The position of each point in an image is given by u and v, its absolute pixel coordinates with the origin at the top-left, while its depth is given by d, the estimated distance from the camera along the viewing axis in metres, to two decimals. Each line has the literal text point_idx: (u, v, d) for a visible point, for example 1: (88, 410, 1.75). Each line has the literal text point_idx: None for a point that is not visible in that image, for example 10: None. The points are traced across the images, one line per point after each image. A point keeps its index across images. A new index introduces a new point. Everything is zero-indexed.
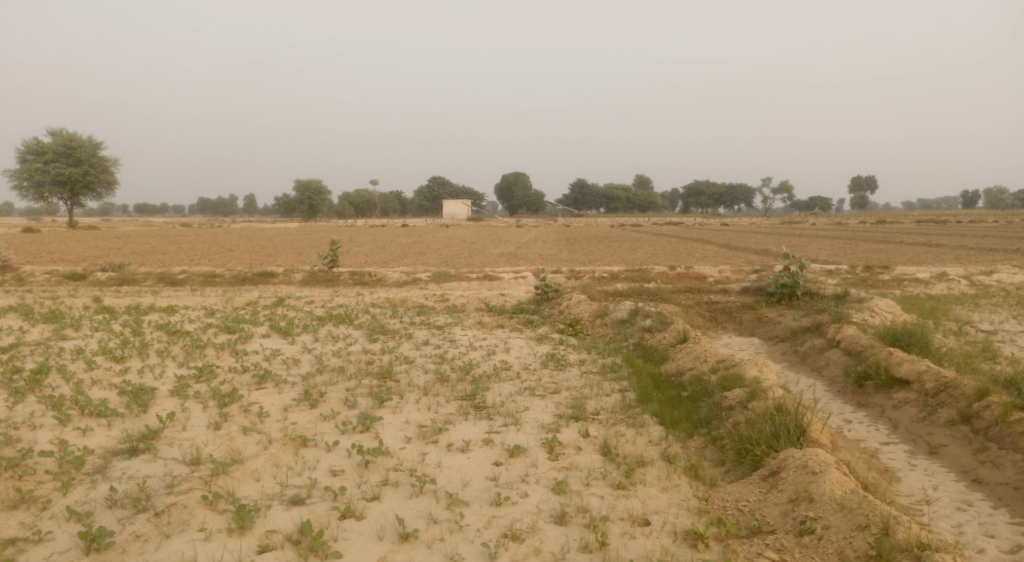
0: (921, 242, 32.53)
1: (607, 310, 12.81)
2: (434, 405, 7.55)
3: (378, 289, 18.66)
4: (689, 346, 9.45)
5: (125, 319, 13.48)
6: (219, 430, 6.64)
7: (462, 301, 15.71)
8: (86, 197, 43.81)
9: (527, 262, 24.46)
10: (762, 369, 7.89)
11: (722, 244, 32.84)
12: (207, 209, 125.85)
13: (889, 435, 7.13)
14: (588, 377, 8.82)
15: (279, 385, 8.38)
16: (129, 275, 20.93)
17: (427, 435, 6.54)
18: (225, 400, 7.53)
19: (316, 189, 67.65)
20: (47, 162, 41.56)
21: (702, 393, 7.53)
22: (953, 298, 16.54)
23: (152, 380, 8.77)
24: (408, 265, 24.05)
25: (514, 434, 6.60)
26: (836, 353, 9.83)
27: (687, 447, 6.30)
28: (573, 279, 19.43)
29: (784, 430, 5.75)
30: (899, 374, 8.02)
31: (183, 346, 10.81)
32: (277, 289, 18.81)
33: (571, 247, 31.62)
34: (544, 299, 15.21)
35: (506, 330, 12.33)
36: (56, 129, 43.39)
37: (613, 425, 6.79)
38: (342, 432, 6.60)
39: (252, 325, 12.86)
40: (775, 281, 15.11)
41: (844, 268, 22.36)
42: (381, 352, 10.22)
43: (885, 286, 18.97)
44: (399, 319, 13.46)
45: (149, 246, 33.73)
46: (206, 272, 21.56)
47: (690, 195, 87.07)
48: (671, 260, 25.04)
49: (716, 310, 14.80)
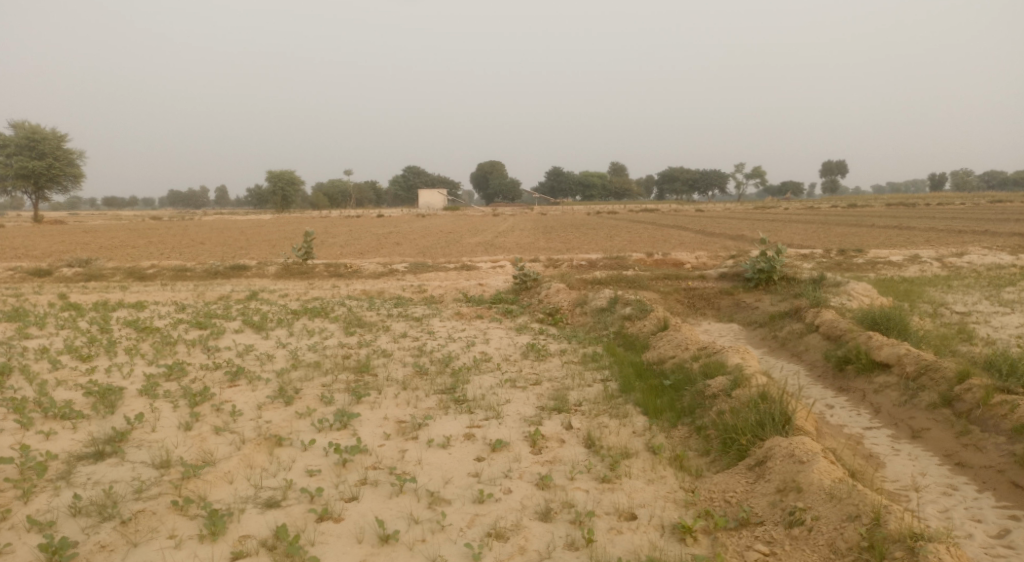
0: (892, 225, 32.86)
1: (586, 299, 12.72)
2: (413, 399, 7.39)
3: (353, 281, 18.39)
4: (669, 334, 9.37)
5: (93, 316, 13.14)
6: (190, 431, 6.43)
7: (439, 292, 15.54)
8: (52, 190, 42.87)
9: (504, 251, 24.30)
10: (744, 355, 7.82)
11: (698, 230, 32.93)
12: (178, 201, 124.06)
13: (872, 420, 7.10)
14: (569, 367, 8.70)
15: (252, 382, 8.16)
16: (97, 271, 20.44)
17: (406, 431, 6.38)
18: (197, 399, 7.30)
19: (288, 180, 66.80)
20: (10, 155, 40.56)
21: (685, 382, 7.45)
22: (927, 280, 16.67)
23: (120, 379, 8.51)
24: (384, 256, 23.78)
25: (496, 428, 6.46)
26: (815, 338, 9.81)
27: (672, 437, 6.20)
28: (551, 267, 19.33)
29: (769, 419, 5.67)
30: (879, 358, 8.00)
31: (153, 343, 10.53)
32: (250, 282, 18.48)
33: (549, 234, 31.50)
34: (522, 289, 15.09)
35: (484, 320, 12.19)
36: (18, 121, 42.31)
37: (597, 417, 6.68)
38: (318, 430, 6.42)
39: (225, 320, 12.58)
40: (753, 266, 15.12)
41: (819, 252, 22.48)
42: (358, 346, 10.03)
43: (860, 269, 19.11)
44: (376, 311, 13.25)
45: (118, 241, 33.03)
46: (177, 266, 21.14)
47: (665, 181, 87.30)
48: (649, 247, 25.02)
49: (694, 296, 14.76)
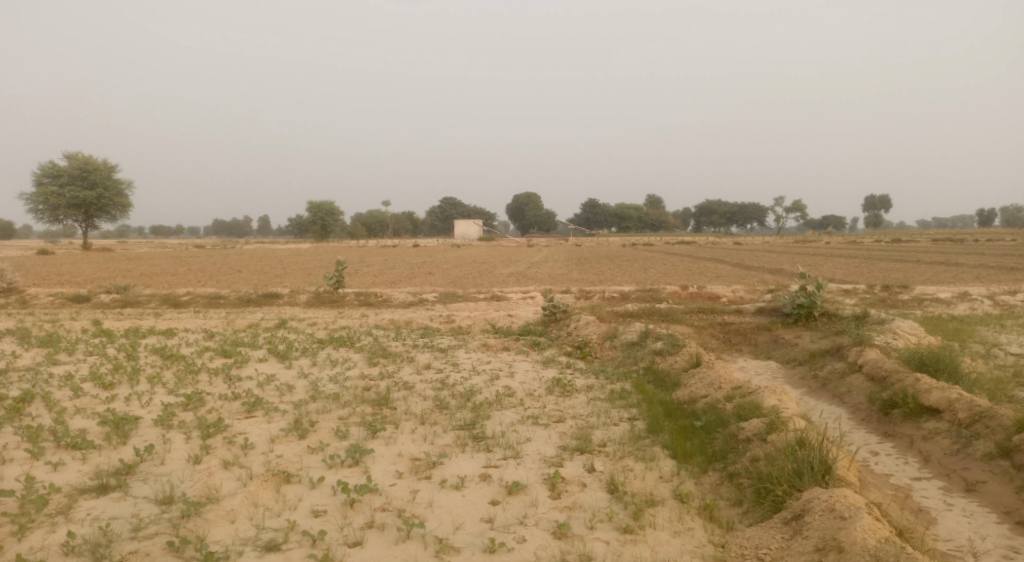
0: (938, 260, 31.85)
1: (616, 332, 12.35)
2: (431, 435, 7.10)
3: (383, 311, 18.25)
4: (702, 371, 8.95)
5: (121, 343, 13.13)
6: (198, 464, 6.21)
7: (468, 323, 15.30)
8: (101, 219, 43.97)
9: (536, 282, 24.02)
10: (782, 396, 7.39)
11: (736, 263, 32.29)
12: (221, 230, 126.81)
13: (921, 470, 6.61)
14: (595, 404, 8.33)
15: (268, 414, 7.94)
16: (133, 298, 20.65)
17: (420, 470, 6.09)
18: (210, 431, 7.10)
19: (328, 210, 67.67)
20: (62, 185, 41.72)
21: (717, 423, 7.03)
22: (977, 318, 15.94)
23: (138, 408, 8.36)
24: (416, 285, 23.69)
25: (513, 468, 6.13)
26: (858, 378, 9.31)
27: (702, 484, 5.80)
28: (582, 299, 18.99)
29: (807, 468, 5.25)
30: (928, 403, 7.51)
31: (176, 371, 10.42)
32: (281, 310, 18.47)
33: (583, 266, 31.16)
34: (552, 321, 14.78)
35: (511, 353, 11.89)
36: (72, 152, 43.64)
37: (622, 459, 6.31)
38: (329, 466, 6.16)
39: (251, 348, 12.48)
40: (792, 301, 14.60)
41: (862, 288, 21.78)
42: (379, 377, 9.80)
43: (905, 306, 18.41)
44: (402, 342, 13.03)
45: (158, 268, 33.56)
46: (211, 294, 21.26)
47: (702, 214, 86.44)
48: (684, 279, 24.55)
49: (730, 331, 14.28)
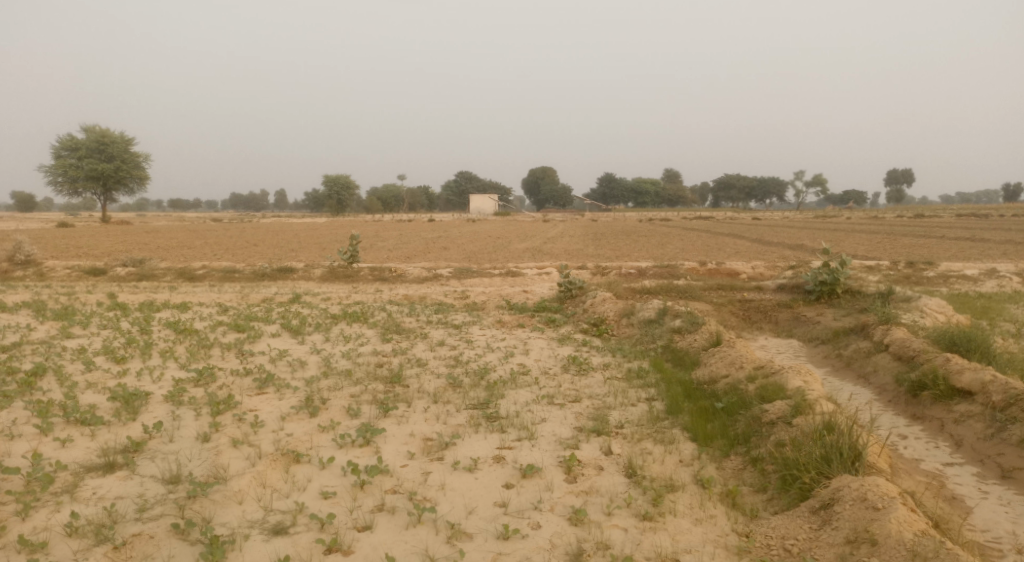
0: (963, 237, 31.18)
1: (634, 309, 12.10)
2: (444, 415, 6.94)
3: (397, 286, 18.09)
4: (722, 351, 8.70)
5: (135, 317, 13.06)
6: (207, 443, 6.08)
7: (483, 298, 15.11)
8: (119, 192, 44.10)
9: (552, 257, 23.75)
10: (807, 378, 7.13)
11: (754, 239, 31.80)
12: (239, 203, 127.33)
13: (953, 456, 6.37)
14: (612, 384, 8.13)
15: (280, 391, 7.81)
16: (149, 271, 20.63)
17: (432, 451, 5.93)
18: (220, 408, 6.98)
19: (344, 184, 67.53)
20: (81, 157, 41.80)
21: (739, 405, 6.80)
22: (1005, 296, 15.53)
23: (148, 383, 8.26)
24: (431, 260, 23.51)
25: (528, 450, 5.95)
26: (885, 358, 9.03)
27: (724, 469, 5.60)
28: (599, 275, 18.73)
29: (836, 454, 5.03)
30: (960, 385, 7.23)
31: (188, 346, 10.32)
32: (296, 285, 18.35)
33: (600, 241, 30.83)
34: (568, 297, 14.54)
35: (526, 329, 11.70)
36: (90, 125, 43.63)
37: (640, 442, 6.11)
38: (339, 446, 6.01)
39: (264, 323, 12.36)
40: (814, 278, 14.26)
41: (885, 265, 21.34)
42: (392, 354, 9.65)
43: (930, 283, 18.00)
44: (416, 317, 12.87)
45: (175, 242, 33.60)
46: (226, 268, 21.19)
47: (720, 189, 85.39)
48: (702, 255, 24.19)
49: (749, 308, 13.99)
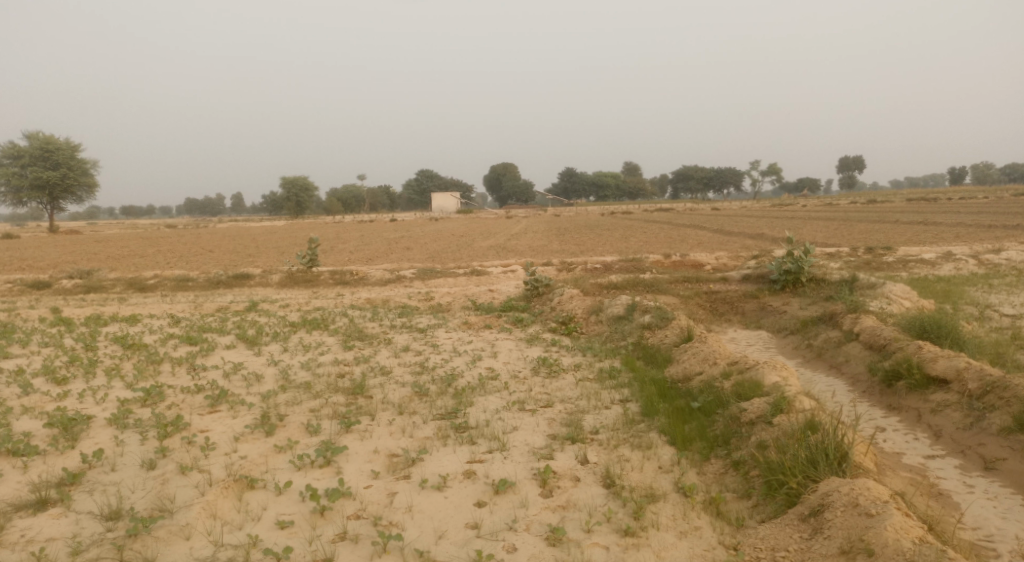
0: (917, 221, 31.66)
1: (601, 306, 11.85)
2: (409, 427, 6.57)
3: (359, 290, 17.58)
4: (694, 347, 8.48)
5: (80, 332, 12.38)
6: (152, 470, 5.64)
7: (447, 299, 14.72)
8: (67, 201, 42.58)
9: (516, 254, 23.42)
10: (783, 373, 6.93)
11: (716, 229, 31.87)
12: (194, 208, 124.70)
13: (934, 448, 6.22)
14: (584, 386, 7.83)
15: (233, 408, 7.35)
16: (98, 283, 19.77)
17: (398, 469, 5.57)
18: (168, 430, 6.50)
19: (303, 186, 66.36)
20: (25, 166, 40.21)
21: (716, 404, 6.55)
22: (965, 279, 15.69)
23: (91, 406, 7.72)
24: (393, 261, 23.02)
25: (499, 463, 5.63)
26: (856, 348, 8.90)
27: (705, 474, 5.35)
28: (564, 271, 18.48)
29: (821, 455, 4.81)
30: (935, 373, 7.10)
31: (136, 362, 9.75)
32: (252, 292, 17.71)
33: (564, 237, 30.61)
34: (534, 295, 14.24)
35: (493, 331, 11.36)
36: (34, 133, 42.01)
37: (616, 449, 5.83)
38: (297, 468, 5.62)
39: (218, 334, 11.80)
40: (779, 267, 14.17)
41: (846, 251, 21.46)
42: (354, 363, 9.23)
43: (891, 268, 18.13)
44: (379, 322, 12.45)
45: (127, 250, 32.45)
46: (179, 276, 20.43)
47: (679, 181, 86.02)
48: (666, 248, 24.13)
49: (716, 300, 13.86)
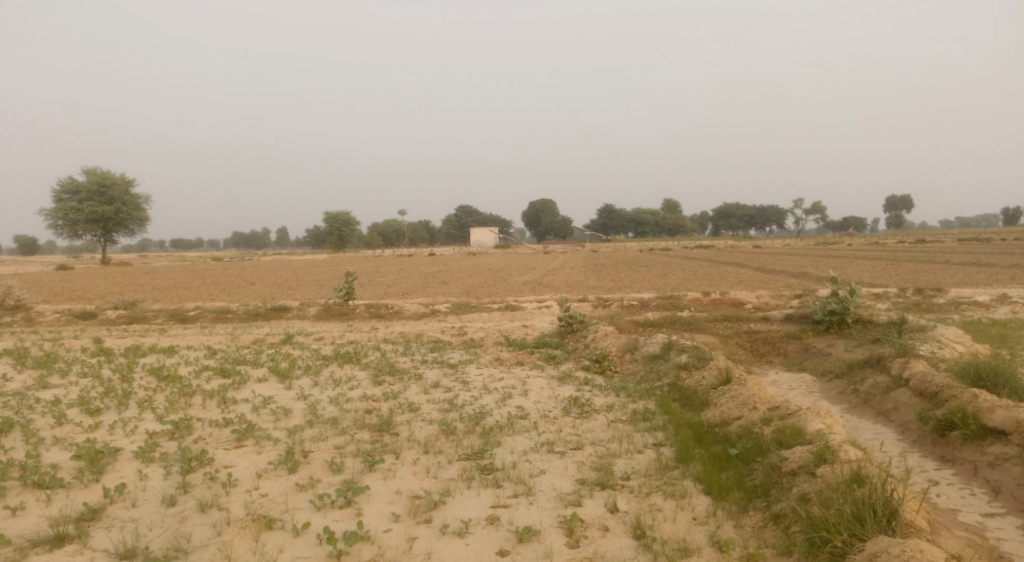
0: (968, 261, 30.65)
1: (637, 344, 11.57)
2: (434, 467, 6.39)
3: (393, 324, 17.55)
4: (732, 390, 8.15)
5: (118, 363, 12.51)
6: (172, 507, 5.54)
7: (481, 335, 14.57)
8: (119, 234, 43.79)
9: (552, 290, 23.23)
10: (827, 420, 6.58)
11: (757, 267, 31.29)
12: (240, 241, 127.55)
13: (992, 505, 5.82)
14: (616, 428, 7.57)
15: (259, 444, 7.26)
16: (140, 313, 20.11)
17: (420, 513, 5.39)
18: (192, 464, 6.41)
19: (345, 220, 67.35)
20: (81, 200, 41.55)
21: (754, 451, 6.24)
22: (1021, 322, 15.02)
23: (120, 438, 7.69)
24: (429, 296, 23.01)
25: (524, 509, 5.42)
26: (905, 394, 8.48)
27: (742, 527, 5.06)
28: (600, 308, 18.22)
29: (869, 512, 4.48)
30: (992, 424, 6.70)
31: (169, 394, 9.76)
32: (289, 324, 17.81)
33: (601, 273, 30.36)
34: (568, 332, 14.01)
35: (526, 367, 11.16)
36: (90, 168, 43.49)
37: (648, 496, 5.56)
38: (316, 508, 5.48)
39: (251, 367, 11.80)
40: (822, 307, 13.73)
41: (892, 292, 20.82)
42: (383, 399, 9.10)
43: (941, 310, 17.48)
44: (411, 357, 12.34)
45: (172, 282, 33.11)
46: (219, 308, 20.68)
47: (720, 218, 85.23)
48: (705, 285, 23.72)
49: (756, 340, 13.45)
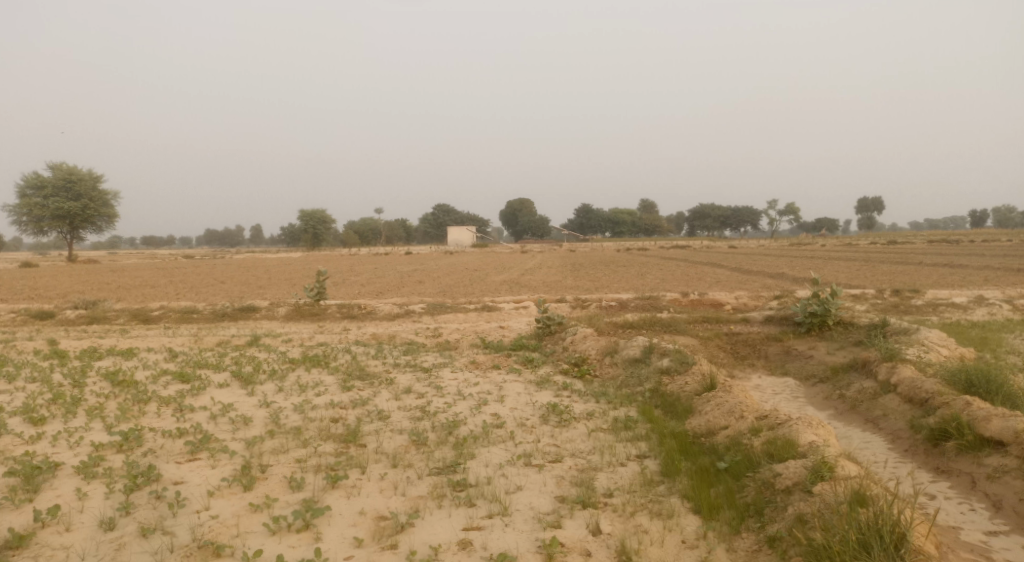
0: (942, 262, 30.84)
1: (617, 347, 11.18)
2: (403, 483, 5.94)
3: (366, 324, 17.02)
4: (718, 397, 7.77)
5: (71, 366, 11.82)
6: (112, 534, 5.04)
7: (456, 337, 14.09)
8: (86, 231, 42.53)
9: (529, 290, 22.82)
10: (820, 431, 6.24)
11: (733, 268, 31.21)
12: (213, 239, 125.60)
13: (994, 522, 5.51)
14: (597, 437, 7.16)
15: (214, 457, 6.75)
16: (101, 313, 19.32)
17: (386, 537, 4.95)
18: (138, 481, 5.86)
19: (320, 219, 66.28)
20: (47, 196, 40.33)
21: (745, 464, 5.87)
22: (1000, 325, 14.89)
23: (63, 451, 7.11)
24: (403, 295, 22.47)
25: (499, 532, 5.00)
26: (894, 402, 8.17)
27: (735, 551, 4.71)
28: (578, 309, 17.84)
29: (875, 538, 4.17)
30: (989, 434, 6.42)
31: (122, 401, 9.16)
32: (257, 325, 17.17)
33: (578, 272, 29.98)
34: (546, 334, 13.58)
35: (502, 372, 10.71)
36: (57, 163, 42.24)
37: (633, 517, 5.16)
38: (271, 532, 4.99)
39: (213, 370, 11.21)
40: (803, 309, 13.44)
41: (871, 293, 20.72)
42: (351, 406, 8.61)
43: (920, 312, 17.36)
44: (382, 360, 11.83)
45: (139, 280, 32.12)
46: (185, 308, 19.94)
47: (696, 218, 85.49)
48: (683, 286, 23.46)
49: (737, 343, 13.13)
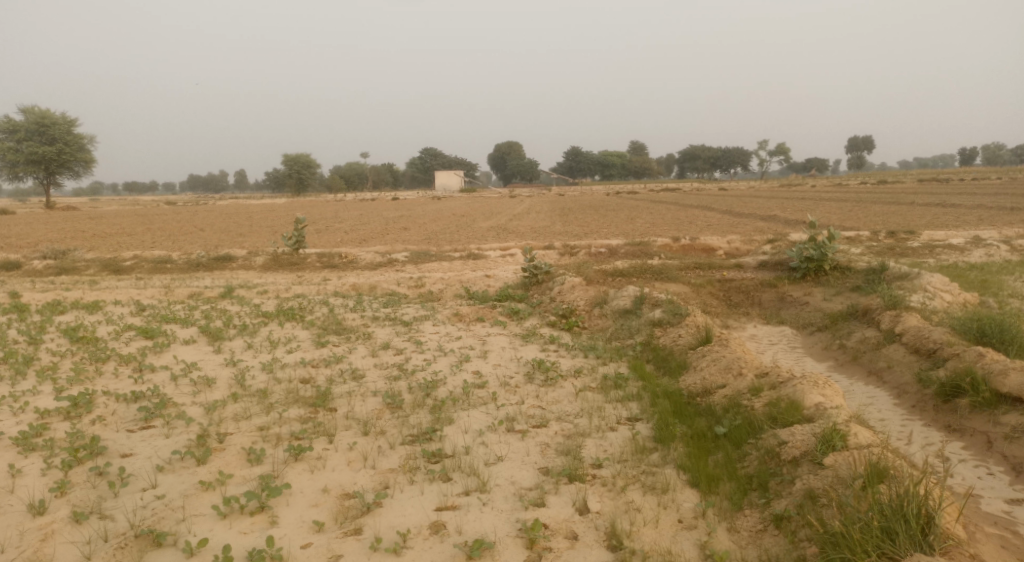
0: (934, 202, 30.31)
1: (606, 298, 10.61)
2: (374, 453, 5.42)
3: (346, 274, 16.33)
4: (714, 352, 7.24)
5: (31, 322, 11.14)
6: (44, 520, 4.52)
7: (438, 287, 13.47)
8: (63, 176, 41.17)
9: (516, 236, 22.12)
10: (827, 392, 5.73)
11: (725, 211, 30.53)
12: (198, 186, 123.59)
13: (1017, 489, 5.08)
14: (585, 398, 6.63)
15: (169, 424, 6.19)
16: (71, 264, 18.52)
17: (351, 520, 4.47)
18: (78, 455, 5.29)
19: (304, 163, 64.64)
20: (20, 141, 38.88)
21: (746, 429, 5.36)
22: (1001, 267, 14.38)
23: (5, 419, 6.53)
24: (386, 243, 21.75)
25: (476, 513, 4.51)
26: (899, 352, 7.69)
27: (737, 532, 4.27)
28: (566, 256, 17.20)
29: (900, 524, 3.76)
30: (1006, 390, 5.94)
31: (78, 360, 8.53)
32: (233, 276, 16.47)
33: (567, 218, 29.23)
34: (532, 284, 12.98)
35: (486, 325, 10.14)
36: (29, 107, 40.63)
37: (624, 492, 4.66)
38: (220, 517, 4.49)
39: (180, 326, 10.55)
40: (799, 254, 12.85)
41: (865, 235, 20.18)
42: (323, 365, 8.04)
43: (916, 254, 16.84)
44: (360, 313, 11.23)
45: (117, 229, 31.08)
46: (159, 258, 19.13)
47: (686, 160, 84.32)
48: (675, 230, 22.80)
49: (730, 290, 12.60)
